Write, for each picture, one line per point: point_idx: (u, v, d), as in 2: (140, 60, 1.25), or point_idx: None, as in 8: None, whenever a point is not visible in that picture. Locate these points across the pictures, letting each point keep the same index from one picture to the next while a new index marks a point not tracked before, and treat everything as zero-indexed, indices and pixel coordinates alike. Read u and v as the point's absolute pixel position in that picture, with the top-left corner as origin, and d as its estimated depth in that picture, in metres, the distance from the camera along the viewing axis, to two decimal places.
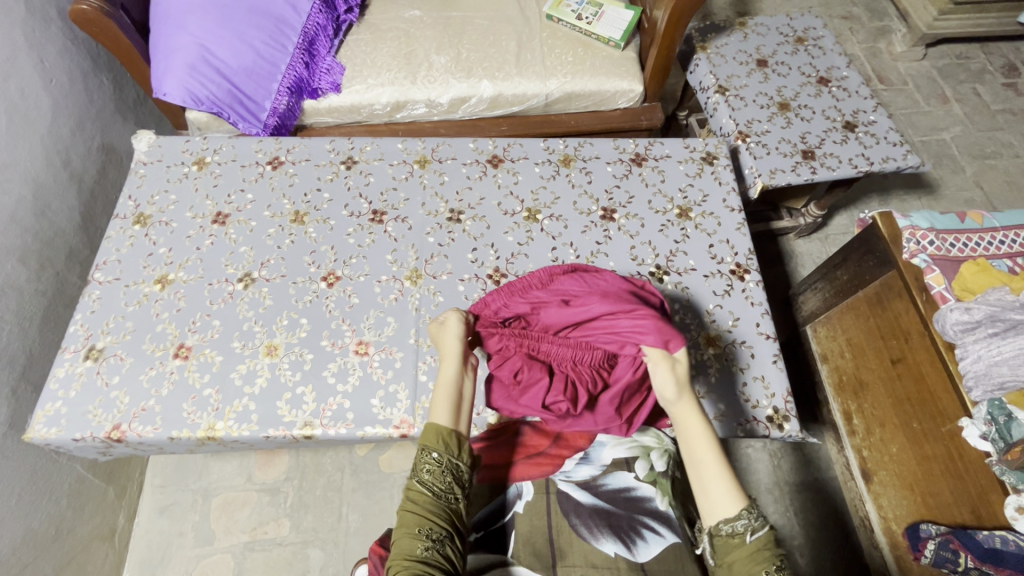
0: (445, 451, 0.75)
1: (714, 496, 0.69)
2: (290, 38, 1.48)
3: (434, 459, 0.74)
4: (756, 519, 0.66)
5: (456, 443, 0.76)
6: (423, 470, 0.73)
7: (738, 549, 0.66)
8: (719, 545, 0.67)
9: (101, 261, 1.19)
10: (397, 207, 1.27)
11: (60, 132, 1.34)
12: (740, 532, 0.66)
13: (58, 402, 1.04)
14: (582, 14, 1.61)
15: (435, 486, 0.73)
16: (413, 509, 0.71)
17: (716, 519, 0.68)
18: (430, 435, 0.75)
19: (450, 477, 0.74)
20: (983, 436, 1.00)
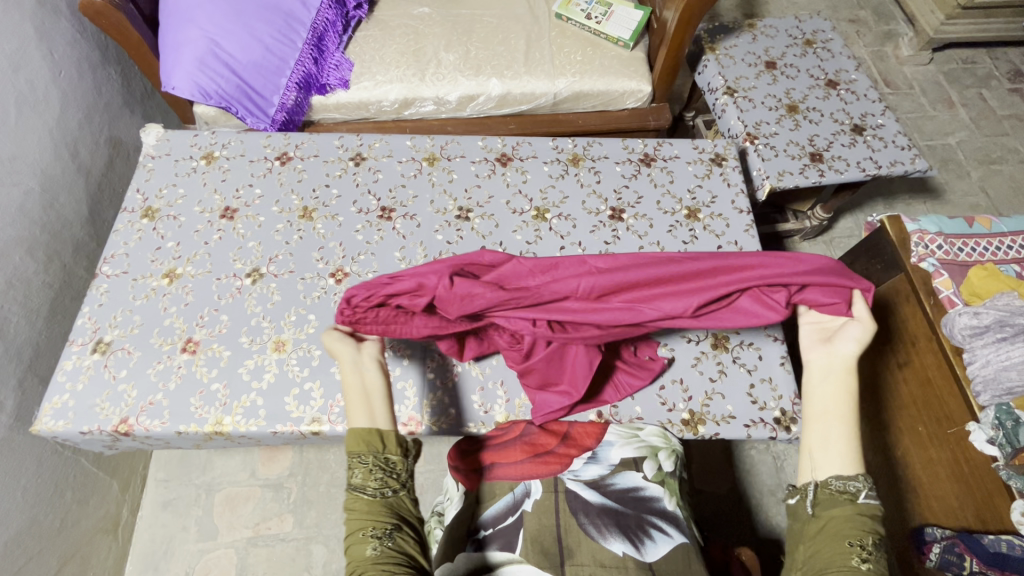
0: (370, 451, 0.73)
1: (836, 452, 0.71)
2: (299, 34, 1.47)
3: (358, 470, 0.71)
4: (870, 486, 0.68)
5: (379, 439, 0.74)
6: (354, 476, 0.71)
7: (844, 507, 0.67)
8: (824, 498, 0.68)
9: (110, 254, 1.19)
10: (406, 204, 1.27)
11: (68, 124, 1.33)
12: (852, 492, 0.67)
13: (65, 395, 1.04)
14: (591, 14, 1.61)
15: (368, 487, 0.70)
16: (355, 517, 0.69)
17: (828, 474, 0.70)
18: (352, 443, 0.73)
19: (382, 475, 0.72)
20: (990, 441, 0.99)
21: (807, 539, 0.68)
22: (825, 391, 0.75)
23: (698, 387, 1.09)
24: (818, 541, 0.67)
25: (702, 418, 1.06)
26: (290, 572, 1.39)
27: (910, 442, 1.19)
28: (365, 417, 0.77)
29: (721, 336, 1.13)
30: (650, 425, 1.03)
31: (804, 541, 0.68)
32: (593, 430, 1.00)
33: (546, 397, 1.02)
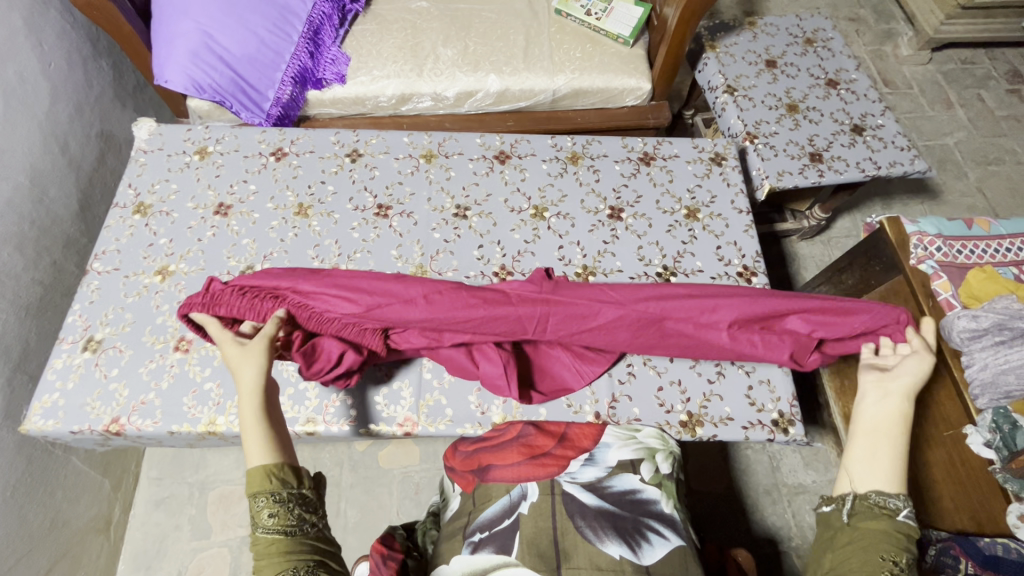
0: (279, 486, 0.70)
1: (882, 467, 0.74)
2: (294, 27, 1.45)
3: (263, 511, 0.68)
4: (909, 505, 0.70)
5: (285, 470, 0.72)
6: (264, 517, 0.68)
7: (880, 517, 0.69)
8: (862, 507, 0.71)
9: (101, 251, 1.17)
10: (403, 201, 1.25)
11: (58, 118, 1.31)
12: (892, 509, 0.70)
13: (55, 394, 1.02)
14: (591, 10, 1.59)
15: (282, 526, 0.68)
16: (267, 562, 0.67)
17: (868, 487, 0.73)
18: (253, 484, 0.70)
19: (290, 510, 0.70)
20: (987, 443, 0.99)
21: (837, 546, 0.70)
22: (873, 415, 0.81)
23: (697, 389, 1.08)
24: (852, 547, 0.69)
25: (699, 420, 1.06)
26: None
27: None
28: (260, 449, 0.73)
29: None
30: (648, 426, 1.03)
31: (835, 548, 0.70)
32: (591, 431, 1.00)
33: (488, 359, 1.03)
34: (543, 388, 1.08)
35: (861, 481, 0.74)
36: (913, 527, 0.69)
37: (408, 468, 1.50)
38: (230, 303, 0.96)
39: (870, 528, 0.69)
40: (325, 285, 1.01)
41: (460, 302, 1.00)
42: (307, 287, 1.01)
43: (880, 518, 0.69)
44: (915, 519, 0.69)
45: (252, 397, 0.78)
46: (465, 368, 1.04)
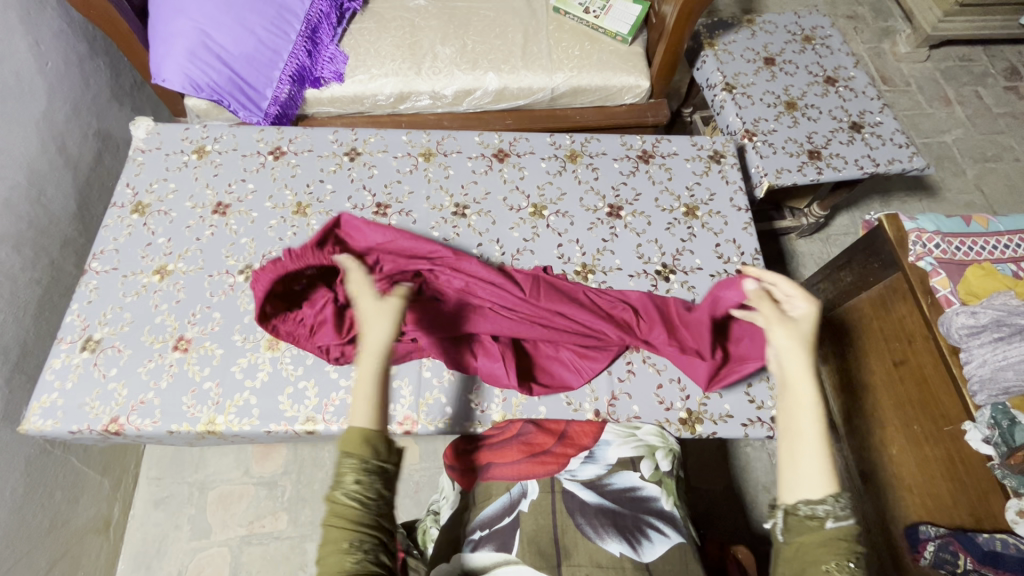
0: (370, 455, 0.68)
1: (807, 471, 0.67)
2: (292, 25, 1.44)
3: (347, 476, 0.66)
4: (841, 509, 0.63)
5: (381, 440, 0.69)
6: (348, 483, 0.66)
7: (812, 532, 0.63)
8: (794, 523, 0.65)
9: (99, 250, 1.16)
10: (402, 200, 1.25)
11: (55, 117, 1.30)
12: (821, 516, 0.63)
13: (54, 394, 1.02)
14: (589, 7, 1.58)
15: (362, 497, 0.66)
16: (337, 528, 0.64)
17: (797, 497, 0.66)
18: (352, 443, 0.68)
19: (372, 484, 0.67)
20: (986, 440, 1.00)
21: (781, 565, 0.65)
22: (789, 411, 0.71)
23: (696, 386, 1.08)
24: (795, 567, 0.63)
25: (700, 417, 1.06)
26: (284, 570, 1.38)
27: (903, 440, 1.19)
28: (367, 410, 0.71)
29: None
30: (648, 424, 1.03)
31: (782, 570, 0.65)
32: (591, 429, 1.00)
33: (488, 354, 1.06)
34: (545, 382, 1.08)
35: (789, 489, 0.67)
36: (845, 530, 0.62)
37: (408, 467, 1.50)
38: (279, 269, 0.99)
39: (809, 545, 0.63)
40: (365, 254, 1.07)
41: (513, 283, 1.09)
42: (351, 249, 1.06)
43: (815, 533, 0.63)
44: (846, 521, 0.63)
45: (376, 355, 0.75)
46: (465, 359, 1.07)
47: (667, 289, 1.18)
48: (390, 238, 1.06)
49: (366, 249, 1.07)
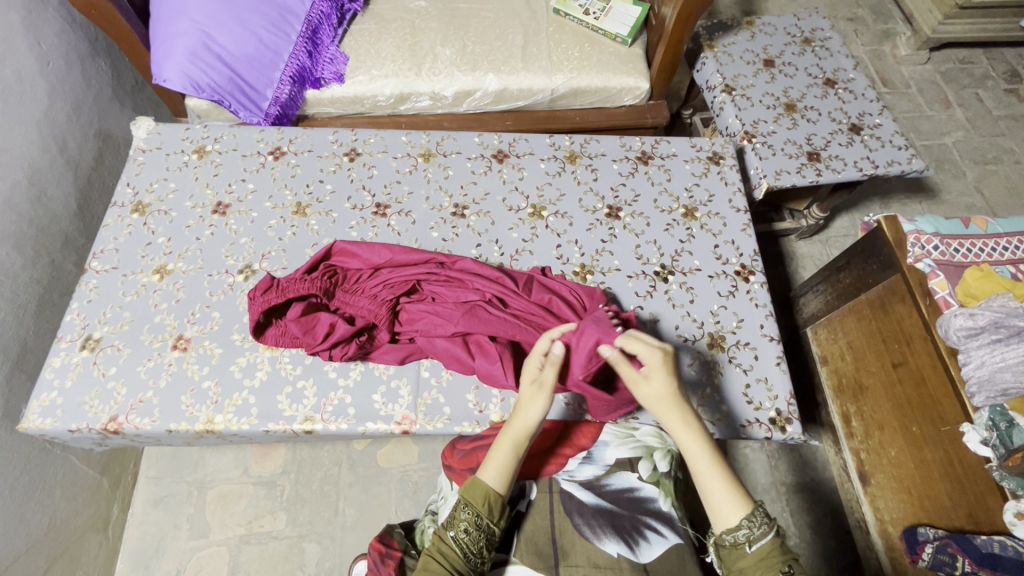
0: (485, 515, 0.76)
1: (717, 506, 0.73)
2: (293, 26, 1.45)
3: (459, 521, 0.75)
4: (756, 529, 0.69)
5: (498, 506, 0.76)
6: (460, 528, 0.75)
7: (743, 558, 0.69)
8: (726, 554, 0.71)
9: (99, 249, 1.17)
10: (401, 200, 1.26)
11: (56, 117, 1.31)
12: (743, 541, 0.69)
13: (53, 393, 1.02)
14: (590, 9, 1.59)
15: (466, 547, 0.74)
16: (437, 562, 0.73)
17: (721, 528, 0.72)
18: (474, 497, 0.76)
19: (482, 538, 0.75)
20: (983, 441, 0.99)
21: None
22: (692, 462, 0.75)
23: (696, 387, 1.08)
24: None
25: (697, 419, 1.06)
26: (283, 570, 1.38)
27: (903, 441, 1.18)
28: (498, 475, 0.78)
29: (716, 336, 1.14)
30: (646, 425, 1.02)
31: None
32: (588, 429, 0.99)
33: (483, 357, 1.03)
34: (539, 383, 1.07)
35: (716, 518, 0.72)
36: (765, 546, 0.68)
37: (406, 467, 1.50)
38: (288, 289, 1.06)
39: (745, 572, 0.69)
40: (363, 266, 1.13)
41: (504, 282, 1.10)
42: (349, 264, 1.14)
43: (744, 561, 0.69)
44: (762, 537, 0.69)
45: (517, 439, 0.80)
46: (461, 360, 1.04)
47: (666, 289, 1.18)
48: (390, 255, 1.13)
49: (369, 266, 1.13)
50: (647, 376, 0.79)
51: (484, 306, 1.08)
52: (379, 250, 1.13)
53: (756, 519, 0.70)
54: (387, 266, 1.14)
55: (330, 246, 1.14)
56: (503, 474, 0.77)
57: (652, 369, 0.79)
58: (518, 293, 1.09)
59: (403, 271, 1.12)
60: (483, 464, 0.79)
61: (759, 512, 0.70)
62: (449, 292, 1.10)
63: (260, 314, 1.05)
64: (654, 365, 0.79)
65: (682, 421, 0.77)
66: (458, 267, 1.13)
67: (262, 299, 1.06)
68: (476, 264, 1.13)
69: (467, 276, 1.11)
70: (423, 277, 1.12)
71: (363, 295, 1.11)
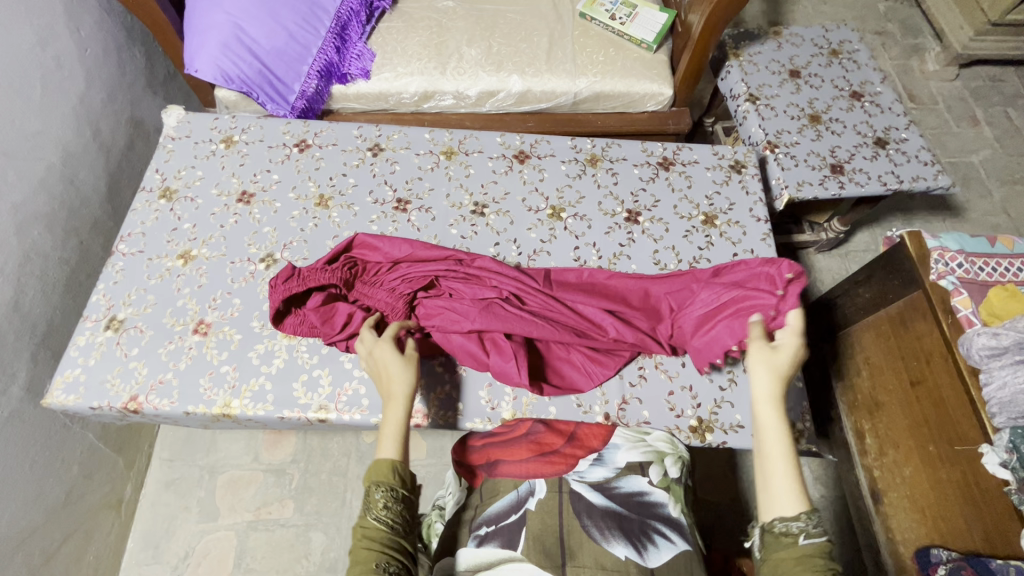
0: (399, 483, 0.73)
1: (777, 489, 0.69)
2: (323, 22, 1.47)
3: (376, 502, 0.71)
4: (813, 526, 0.65)
5: (407, 471, 0.75)
6: (380, 506, 0.71)
7: (789, 548, 0.64)
8: (771, 540, 0.66)
9: (127, 233, 1.20)
10: (422, 196, 1.27)
11: (91, 103, 1.34)
12: (794, 534, 0.65)
13: (77, 369, 1.05)
14: (616, 14, 1.60)
15: (392, 523, 0.71)
16: (367, 549, 0.69)
17: (772, 514, 0.67)
18: (381, 472, 0.73)
19: (403, 508, 0.73)
20: (1003, 464, 0.97)
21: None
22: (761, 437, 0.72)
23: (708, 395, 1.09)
24: None
25: (709, 426, 1.06)
26: (288, 558, 1.40)
27: (920, 461, 1.16)
28: (394, 443, 0.76)
29: None
30: (657, 430, 1.03)
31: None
32: (601, 432, 1.00)
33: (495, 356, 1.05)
34: (556, 382, 1.09)
35: (769, 501, 0.68)
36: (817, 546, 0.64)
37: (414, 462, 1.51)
38: (315, 279, 1.07)
39: (786, 563, 0.64)
40: (383, 257, 1.15)
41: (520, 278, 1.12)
42: (374, 257, 1.15)
43: (794, 550, 0.64)
44: (819, 537, 0.64)
45: (403, 395, 0.80)
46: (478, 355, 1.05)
47: None
48: (411, 251, 1.14)
49: (389, 260, 1.14)
50: (756, 351, 0.80)
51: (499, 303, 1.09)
52: (400, 244, 1.14)
53: (814, 519, 0.66)
54: (407, 261, 1.14)
55: (352, 238, 1.15)
56: (400, 438, 0.76)
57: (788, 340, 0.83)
58: (536, 291, 1.11)
59: (421, 266, 1.12)
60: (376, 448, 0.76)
61: (819, 515, 0.66)
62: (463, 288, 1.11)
63: (280, 304, 1.06)
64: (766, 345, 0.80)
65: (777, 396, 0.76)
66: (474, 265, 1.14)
67: (282, 286, 1.06)
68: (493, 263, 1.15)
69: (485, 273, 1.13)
70: (441, 273, 1.12)
71: (381, 288, 1.11)
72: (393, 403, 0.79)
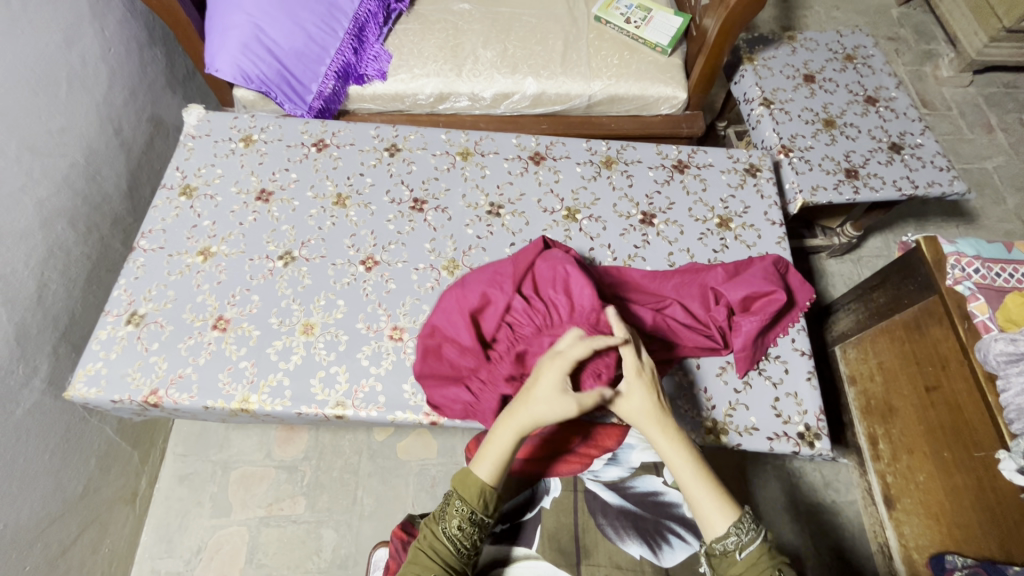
0: (479, 510, 0.78)
1: (705, 517, 0.75)
2: (341, 23, 1.49)
3: (453, 517, 0.77)
4: (745, 535, 0.72)
5: (492, 501, 0.78)
6: (454, 524, 0.77)
7: (732, 565, 0.72)
8: (718, 563, 0.74)
9: (147, 229, 1.21)
10: (438, 196, 1.28)
11: (114, 101, 1.36)
12: (733, 548, 0.72)
13: (98, 363, 1.06)
14: (631, 18, 1.61)
15: (460, 542, 0.77)
16: (429, 557, 0.76)
17: (713, 538, 0.74)
18: (469, 492, 0.77)
19: (474, 532, 0.78)
20: (1020, 470, 0.94)
21: None
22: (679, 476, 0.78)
23: (723, 397, 1.08)
24: None
25: (724, 428, 1.05)
26: (300, 554, 1.41)
27: (936, 467, 1.16)
28: (491, 468, 0.79)
29: None
30: None
31: None
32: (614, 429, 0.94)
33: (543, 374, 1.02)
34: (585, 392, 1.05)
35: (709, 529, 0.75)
36: (755, 548, 0.72)
37: (425, 460, 1.52)
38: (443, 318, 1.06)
39: None
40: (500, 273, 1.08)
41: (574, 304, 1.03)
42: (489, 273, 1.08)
43: (734, 567, 0.72)
44: (750, 542, 0.72)
45: (519, 430, 0.79)
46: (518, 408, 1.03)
47: None
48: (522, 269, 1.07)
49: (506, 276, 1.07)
50: (625, 393, 0.83)
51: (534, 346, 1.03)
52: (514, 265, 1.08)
53: (745, 526, 0.73)
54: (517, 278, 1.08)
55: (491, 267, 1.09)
56: (498, 468, 0.78)
57: (630, 381, 0.83)
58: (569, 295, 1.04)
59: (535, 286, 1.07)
60: (475, 461, 0.80)
61: (745, 518, 0.74)
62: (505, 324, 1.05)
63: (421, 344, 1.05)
64: (633, 381, 0.83)
65: (663, 432, 0.80)
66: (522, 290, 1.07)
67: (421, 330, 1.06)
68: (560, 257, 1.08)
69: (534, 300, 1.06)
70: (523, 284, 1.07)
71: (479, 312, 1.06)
72: (506, 428, 0.80)
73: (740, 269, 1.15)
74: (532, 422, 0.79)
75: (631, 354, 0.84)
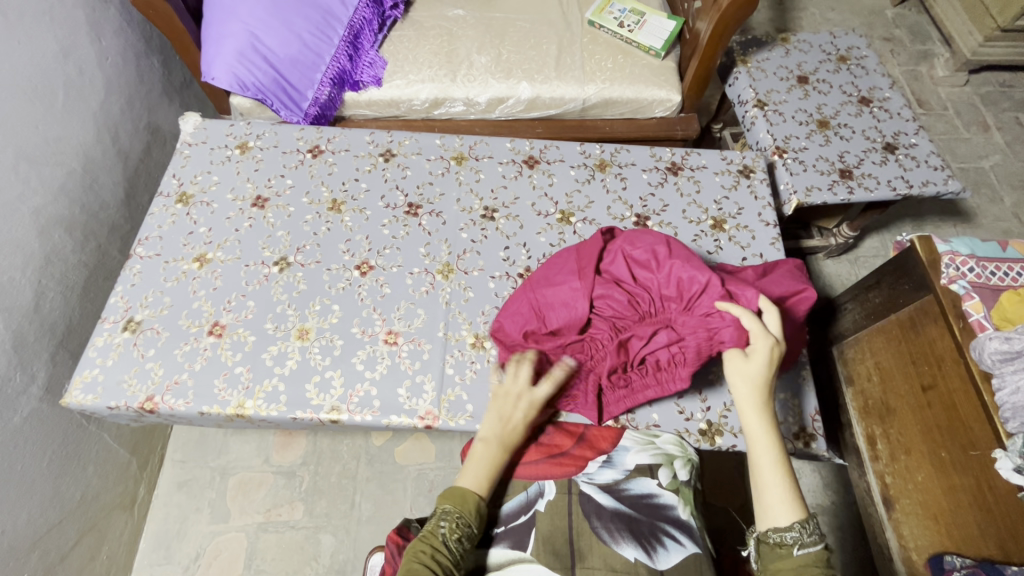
0: (473, 521, 0.82)
1: (769, 504, 0.78)
2: (335, 30, 1.50)
3: (452, 528, 0.80)
4: (807, 536, 0.74)
5: (482, 511, 0.84)
6: (452, 534, 0.79)
7: (783, 559, 0.75)
8: (767, 551, 0.76)
9: (144, 236, 1.22)
10: (433, 201, 1.29)
11: (111, 109, 1.38)
12: (788, 544, 0.75)
13: (95, 370, 1.07)
14: (624, 22, 1.62)
15: (456, 554, 0.79)
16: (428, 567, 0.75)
17: (768, 526, 0.77)
18: (466, 506, 0.82)
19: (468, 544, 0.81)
20: (1016, 470, 0.96)
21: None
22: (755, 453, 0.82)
23: (719, 399, 1.08)
24: None
25: (720, 429, 1.05)
26: (297, 560, 1.41)
27: (934, 467, 1.15)
28: (478, 481, 0.86)
29: None
30: (666, 433, 1.02)
31: None
32: (610, 434, 1.01)
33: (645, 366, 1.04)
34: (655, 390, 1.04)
35: (764, 515, 0.78)
36: (809, 555, 0.74)
37: (423, 465, 1.52)
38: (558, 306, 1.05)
39: (782, 571, 0.74)
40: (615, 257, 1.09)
41: (683, 289, 1.01)
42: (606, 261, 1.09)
43: (786, 559, 0.75)
44: (811, 546, 0.74)
45: (498, 444, 0.90)
46: (629, 397, 1.05)
47: None
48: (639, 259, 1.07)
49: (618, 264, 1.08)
50: (747, 358, 0.88)
51: (637, 334, 1.04)
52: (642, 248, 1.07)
53: (808, 528, 0.75)
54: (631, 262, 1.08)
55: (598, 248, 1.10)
56: (486, 479, 0.86)
57: (756, 349, 0.88)
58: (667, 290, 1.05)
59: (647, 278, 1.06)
60: (461, 476, 0.87)
61: (811, 522, 0.76)
62: (612, 306, 1.06)
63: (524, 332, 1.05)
64: (761, 351, 0.88)
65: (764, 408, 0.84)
66: (611, 271, 1.08)
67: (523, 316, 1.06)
68: (653, 241, 1.08)
69: (635, 285, 1.07)
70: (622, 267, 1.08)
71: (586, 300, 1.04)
72: (486, 443, 0.90)
73: (768, 270, 1.12)
74: (504, 434, 0.91)
75: (758, 325, 0.90)
